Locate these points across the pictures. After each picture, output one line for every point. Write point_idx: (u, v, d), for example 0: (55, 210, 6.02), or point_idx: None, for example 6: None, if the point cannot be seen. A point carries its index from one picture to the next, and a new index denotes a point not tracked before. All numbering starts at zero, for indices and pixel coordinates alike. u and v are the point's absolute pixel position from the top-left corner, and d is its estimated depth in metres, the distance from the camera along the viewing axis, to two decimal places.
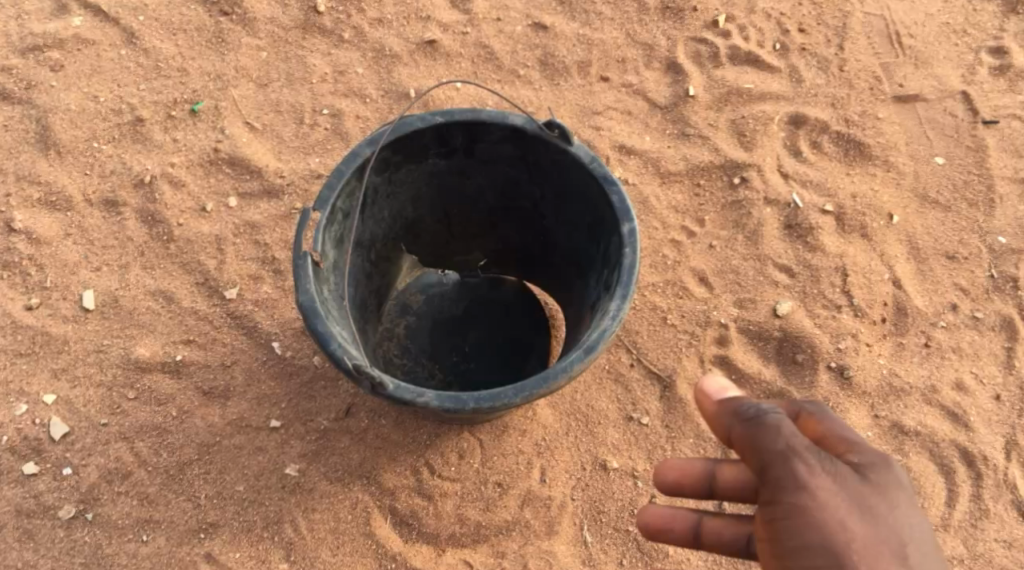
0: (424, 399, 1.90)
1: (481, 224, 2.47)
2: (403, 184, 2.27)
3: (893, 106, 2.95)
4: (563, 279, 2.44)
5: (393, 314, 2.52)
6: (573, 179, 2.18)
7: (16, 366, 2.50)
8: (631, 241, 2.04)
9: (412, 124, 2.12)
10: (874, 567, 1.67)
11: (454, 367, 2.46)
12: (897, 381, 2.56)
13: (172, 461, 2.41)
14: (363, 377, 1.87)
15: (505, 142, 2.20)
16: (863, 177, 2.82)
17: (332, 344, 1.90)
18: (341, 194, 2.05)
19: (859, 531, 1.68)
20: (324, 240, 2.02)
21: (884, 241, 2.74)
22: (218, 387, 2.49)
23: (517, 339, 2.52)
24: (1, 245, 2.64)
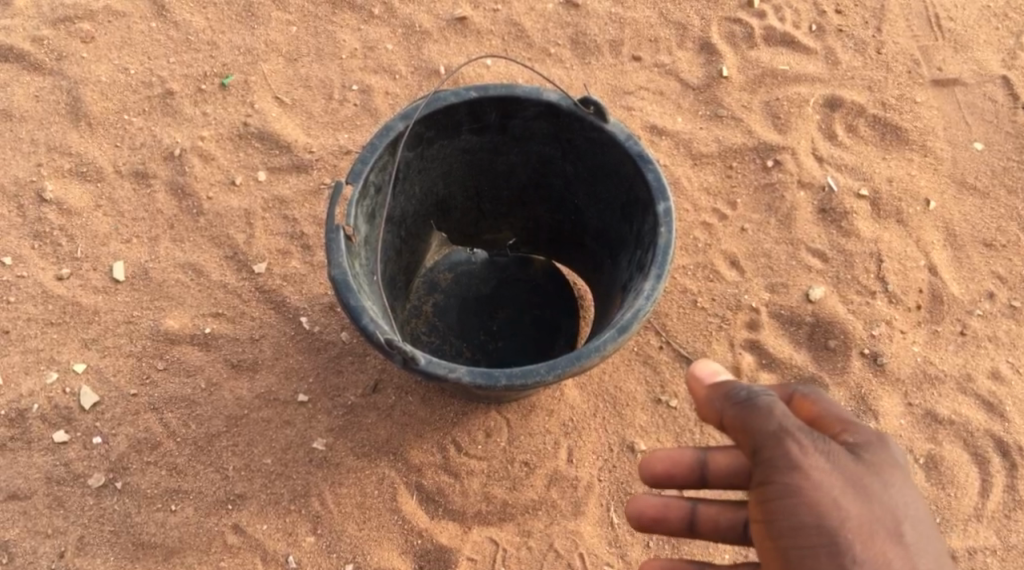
0: (456, 376, 1.88)
1: (511, 202, 2.45)
2: (434, 160, 2.25)
3: (931, 89, 2.89)
4: (594, 259, 2.42)
5: (420, 292, 2.50)
6: (607, 157, 2.16)
7: (47, 335, 2.51)
8: (666, 220, 2.01)
9: (446, 100, 2.10)
10: (868, 546, 1.59)
11: (482, 345, 2.44)
12: (931, 369, 2.53)
13: (200, 433, 2.42)
14: (396, 352, 1.85)
15: (540, 117, 2.18)
16: (899, 162, 2.78)
17: (365, 318, 1.88)
18: (373, 168, 2.03)
19: (854, 511, 1.60)
20: (357, 214, 2.01)
21: (919, 227, 2.70)
22: (246, 360, 2.49)
23: (546, 319, 2.50)
24: (33, 214, 2.64)
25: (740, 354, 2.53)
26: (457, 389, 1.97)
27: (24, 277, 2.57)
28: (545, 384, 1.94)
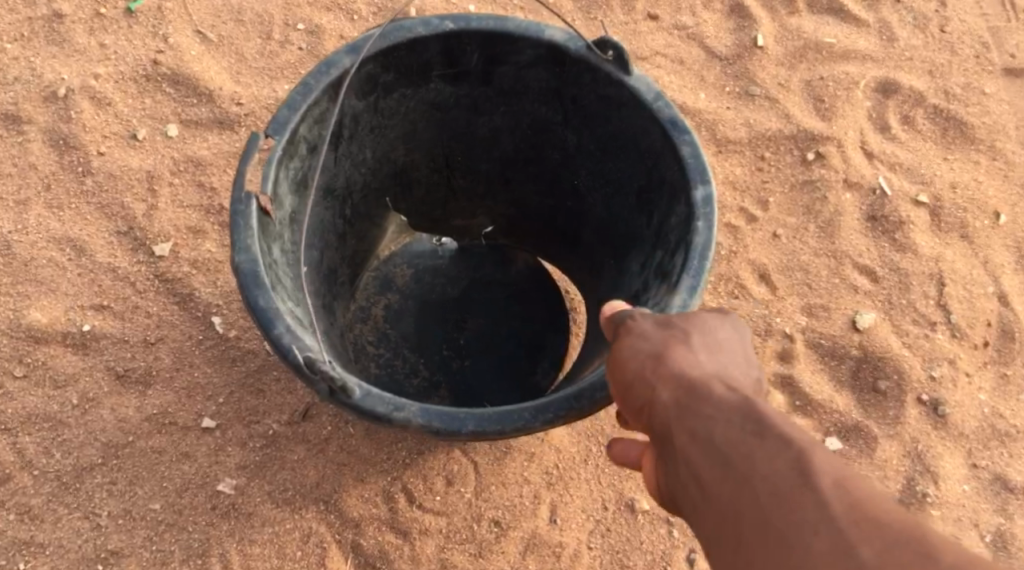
0: (409, 418, 1.28)
1: (489, 179, 1.88)
2: (391, 116, 1.68)
3: (1002, 79, 2.40)
4: (592, 259, 1.84)
5: (369, 292, 1.90)
6: (625, 124, 1.59)
7: None
8: (705, 212, 1.41)
9: (410, 30, 1.53)
10: (668, 352, 1.09)
11: (443, 364, 1.84)
12: (1001, 424, 2.05)
13: (67, 466, 1.82)
14: (318, 381, 1.25)
15: (539, 66, 1.62)
16: (963, 164, 2.28)
17: (273, 326, 1.28)
18: (305, 117, 1.45)
19: (660, 331, 1.13)
20: (281, 176, 1.42)
21: (987, 245, 2.21)
22: (135, 370, 1.90)
23: (526, 335, 1.89)
24: None
25: (769, 392, 2.00)
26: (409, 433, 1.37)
27: None
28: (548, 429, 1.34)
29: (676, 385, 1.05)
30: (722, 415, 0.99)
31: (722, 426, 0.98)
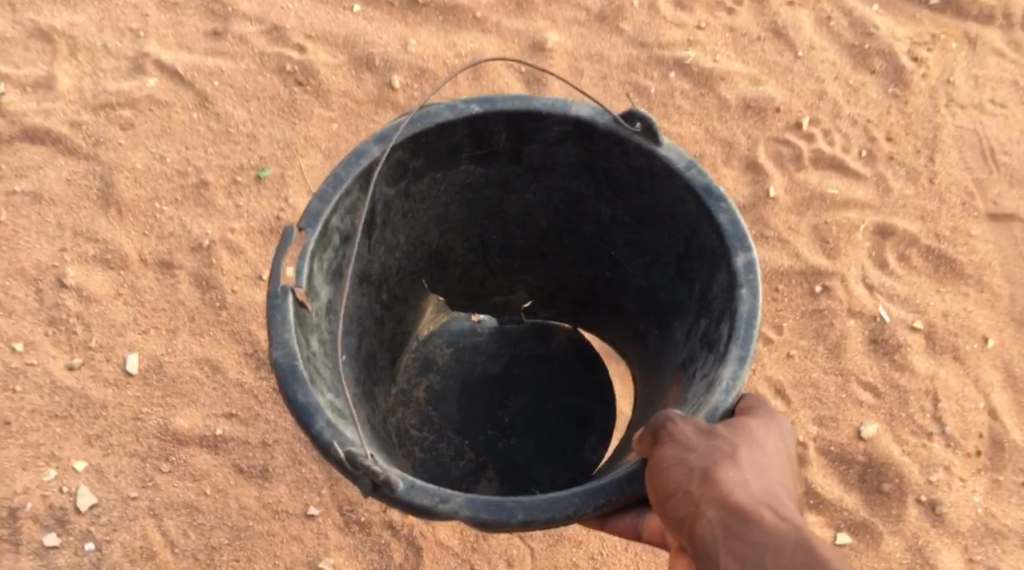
0: (452, 509, 1.46)
1: (525, 251, 2.13)
2: (423, 200, 1.93)
3: (987, 224, 2.72)
4: (635, 325, 2.07)
5: (411, 373, 2.12)
6: (659, 196, 1.81)
7: (50, 428, 2.38)
8: (747, 275, 1.63)
9: (441, 112, 1.74)
10: (721, 473, 1.43)
11: (490, 444, 2.04)
12: (992, 522, 2.37)
13: (200, 544, 2.29)
14: (360, 474, 1.46)
15: (565, 140, 1.83)
16: (954, 295, 2.63)
17: (317, 424, 1.50)
18: (336, 210, 1.67)
19: (711, 450, 1.45)
20: (315, 267, 1.65)
21: (977, 365, 2.55)
22: (256, 466, 2.36)
23: (570, 409, 2.09)
24: (50, 300, 2.54)
25: None
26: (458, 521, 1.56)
27: (33, 366, 2.45)
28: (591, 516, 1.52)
29: (721, 515, 1.39)
30: (772, 540, 1.34)
31: (775, 552, 1.33)
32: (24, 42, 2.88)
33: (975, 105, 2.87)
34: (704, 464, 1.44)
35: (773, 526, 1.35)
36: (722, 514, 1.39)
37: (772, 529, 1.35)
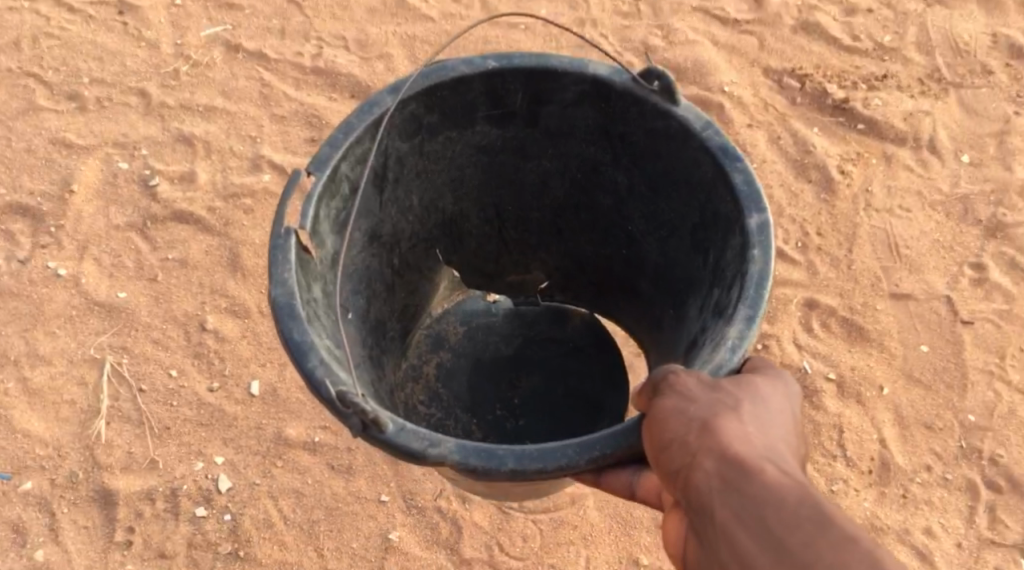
0: (441, 452, 1.84)
1: (548, 227, 2.79)
2: (438, 161, 2.56)
3: (889, 300, 3.58)
4: (653, 299, 2.66)
5: (423, 349, 2.80)
6: (673, 162, 2.36)
7: (198, 432, 3.37)
8: (763, 230, 2.07)
9: (454, 68, 2.32)
10: (722, 426, 1.66)
11: (495, 421, 2.65)
12: (877, 522, 3.19)
13: (304, 518, 3.22)
14: (350, 412, 1.83)
15: (581, 100, 2.42)
16: (861, 354, 3.48)
17: (312, 361, 1.92)
18: (343, 155, 2.19)
19: (713, 406, 1.71)
20: (322, 210, 2.17)
21: (875, 407, 3.40)
22: (343, 464, 3.31)
23: (575, 392, 2.71)
24: (196, 339, 3.55)
25: None
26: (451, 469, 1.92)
27: (185, 388, 3.46)
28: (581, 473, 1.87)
29: (717, 465, 1.60)
30: (773, 492, 1.51)
31: (775, 503, 1.49)
32: (172, 146, 3.97)
33: (887, 209, 3.77)
34: (702, 417, 1.69)
35: (767, 475, 1.54)
36: (722, 466, 1.59)
37: (765, 477, 1.54)
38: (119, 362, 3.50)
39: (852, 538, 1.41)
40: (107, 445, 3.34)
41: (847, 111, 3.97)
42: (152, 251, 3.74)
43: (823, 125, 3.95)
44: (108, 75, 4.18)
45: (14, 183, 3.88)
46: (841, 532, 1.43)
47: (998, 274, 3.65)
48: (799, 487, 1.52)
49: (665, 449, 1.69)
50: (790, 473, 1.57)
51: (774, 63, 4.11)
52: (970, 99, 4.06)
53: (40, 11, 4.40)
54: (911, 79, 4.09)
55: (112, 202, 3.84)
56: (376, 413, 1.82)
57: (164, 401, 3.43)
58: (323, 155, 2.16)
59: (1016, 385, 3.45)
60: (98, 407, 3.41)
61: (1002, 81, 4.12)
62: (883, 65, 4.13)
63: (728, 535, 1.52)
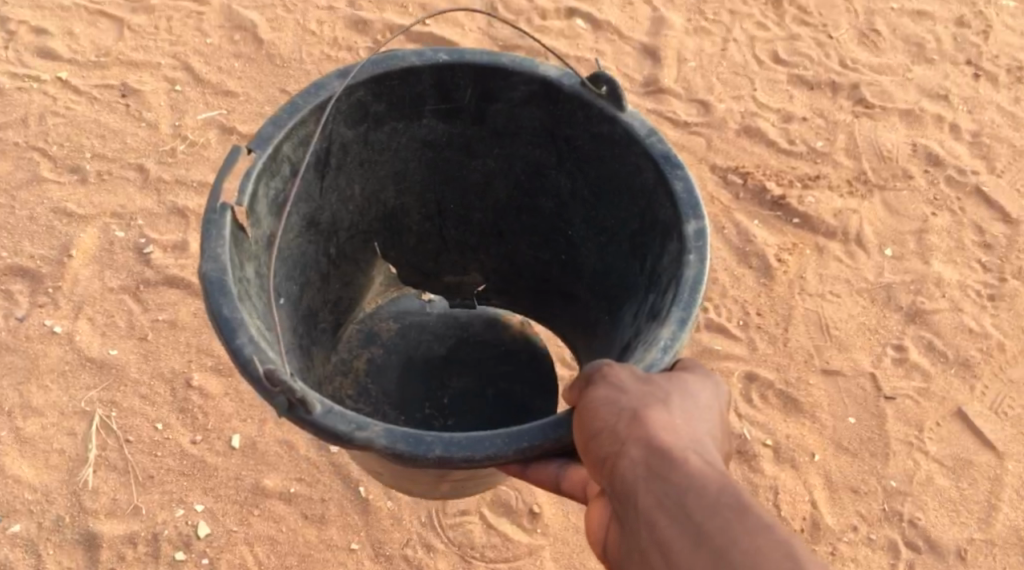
0: (367, 436, 2.08)
1: (490, 231, 3.12)
2: (383, 154, 2.87)
3: (820, 375, 3.94)
4: (587, 299, 2.99)
5: (354, 345, 3.08)
6: (609, 164, 2.69)
7: (180, 481, 3.59)
8: (700, 235, 2.36)
9: (406, 57, 2.61)
10: (652, 418, 1.93)
11: (423, 418, 2.90)
12: None
13: (278, 563, 3.45)
14: (278, 391, 2.05)
15: (528, 99, 2.71)
16: (795, 424, 3.81)
17: (241, 339, 2.11)
18: (283, 136, 2.43)
19: (644, 401, 1.98)
20: (260, 189, 2.41)
21: (807, 472, 3.70)
22: (316, 513, 3.55)
23: (502, 394, 2.97)
24: (181, 394, 3.77)
25: None
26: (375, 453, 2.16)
27: (170, 439, 3.68)
28: (502, 462, 2.13)
29: (644, 453, 1.87)
30: (694, 478, 1.78)
31: (696, 488, 1.76)
32: (166, 217, 4.28)
33: (819, 293, 4.17)
34: (634, 409, 1.96)
35: (690, 465, 1.81)
36: (648, 453, 1.86)
37: (687, 466, 1.81)
38: (107, 416, 3.71)
39: (764, 524, 1.68)
40: (92, 492, 3.54)
41: (784, 206, 4.41)
42: (143, 311, 3.99)
43: (762, 217, 4.38)
44: (109, 151, 4.52)
45: (16, 247, 4.16)
46: (753, 518, 1.70)
47: (917, 356, 4.03)
48: (717, 474, 1.80)
49: (597, 436, 1.96)
50: (710, 464, 1.84)
51: (720, 161, 4.55)
52: (893, 200, 4.53)
53: (48, 92, 4.75)
54: (841, 181, 4.56)
55: (108, 266, 4.11)
56: (303, 393, 2.04)
57: (148, 451, 3.64)
58: (266, 134, 2.41)
59: (932, 455, 3.79)
60: (85, 456, 3.61)
61: (921, 185, 4.60)
62: (816, 167, 4.60)
63: (651, 517, 1.79)
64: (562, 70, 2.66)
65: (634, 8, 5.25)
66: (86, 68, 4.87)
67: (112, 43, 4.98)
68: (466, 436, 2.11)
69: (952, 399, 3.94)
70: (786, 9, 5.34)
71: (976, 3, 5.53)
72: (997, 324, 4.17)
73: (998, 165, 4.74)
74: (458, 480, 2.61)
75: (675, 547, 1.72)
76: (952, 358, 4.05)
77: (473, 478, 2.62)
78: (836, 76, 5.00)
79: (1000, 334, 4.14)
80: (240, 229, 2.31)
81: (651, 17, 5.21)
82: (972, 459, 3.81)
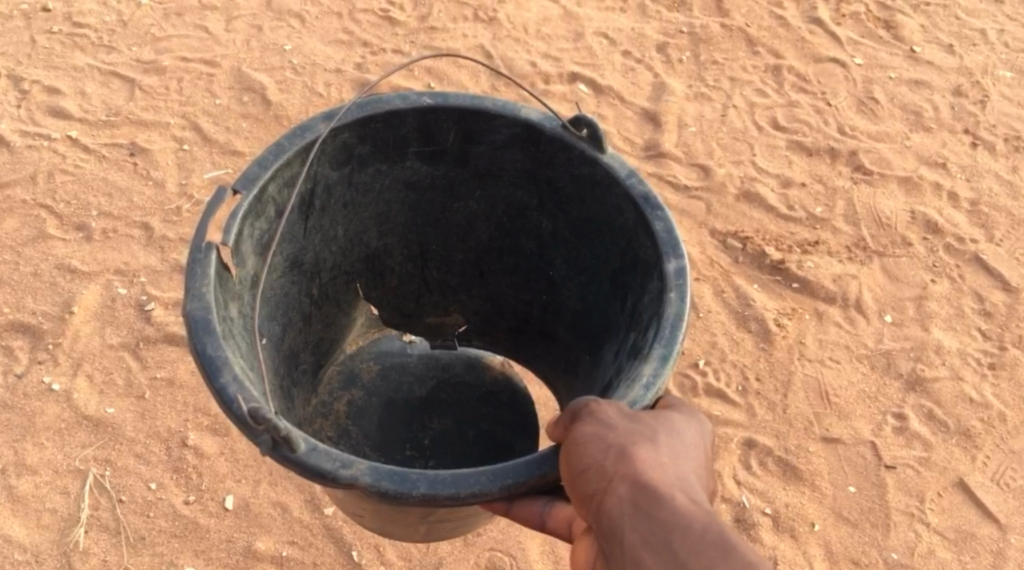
0: (352, 474, 2.07)
1: (471, 272, 3.13)
2: (366, 196, 2.88)
3: (820, 443, 3.91)
4: (570, 338, 3.00)
5: (334, 387, 3.09)
6: (593, 206, 2.70)
7: (172, 543, 3.56)
8: (680, 274, 2.37)
9: (390, 102, 2.63)
10: (639, 455, 1.96)
11: (405, 459, 2.92)
12: None
13: None
14: (262, 430, 2.03)
15: (512, 141, 2.72)
16: (795, 492, 3.76)
17: (225, 377, 2.12)
18: (267, 177, 2.45)
19: (631, 438, 2.00)
20: (246, 229, 2.43)
21: (806, 542, 3.65)
22: None
23: (486, 433, 3.00)
24: (176, 453, 3.76)
25: None
26: (359, 490, 2.15)
27: (162, 499, 3.65)
28: (487, 500, 2.13)
29: (630, 489, 1.90)
30: (681, 518, 1.82)
31: (683, 529, 1.80)
32: (169, 275, 4.31)
33: (819, 359, 4.15)
34: (621, 445, 1.98)
35: (676, 503, 1.85)
36: (636, 491, 1.89)
37: (673, 505, 1.85)
38: (101, 474, 3.70)
39: None
40: (84, 553, 3.52)
41: (784, 270, 4.42)
42: (142, 369, 3.99)
43: (762, 282, 4.38)
44: (115, 209, 4.57)
45: (19, 303, 4.18)
46: (737, 557, 1.74)
47: (918, 425, 4.00)
48: (703, 515, 1.83)
49: (584, 473, 1.98)
50: (696, 503, 1.88)
51: (719, 226, 4.57)
52: (892, 267, 4.53)
53: (57, 149, 4.82)
54: (840, 247, 4.57)
55: (109, 323, 4.12)
56: (288, 432, 2.02)
57: (141, 512, 3.62)
58: (251, 174, 2.43)
59: (934, 527, 3.74)
60: (78, 516, 3.59)
61: (920, 252, 4.60)
62: (815, 232, 4.62)
63: (637, 555, 1.83)
64: (544, 114, 2.67)
65: (636, 74, 5.33)
66: (96, 127, 4.94)
67: (123, 103, 5.07)
68: (449, 474, 2.11)
69: (953, 469, 3.89)
70: (785, 76, 5.41)
71: (973, 73, 5.59)
72: (997, 394, 4.14)
73: (996, 233, 4.75)
74: (440, 522, 2.59)
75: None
76: (952, 428, 4.01)
77: (455, 519, 2.60)
78: (835, 143, 5.04)
79: (1000, 404, 4.11)
80: (224, 268, 2.33)
81: (653, 83, 5.28)
82: (974, 532, 3.75)
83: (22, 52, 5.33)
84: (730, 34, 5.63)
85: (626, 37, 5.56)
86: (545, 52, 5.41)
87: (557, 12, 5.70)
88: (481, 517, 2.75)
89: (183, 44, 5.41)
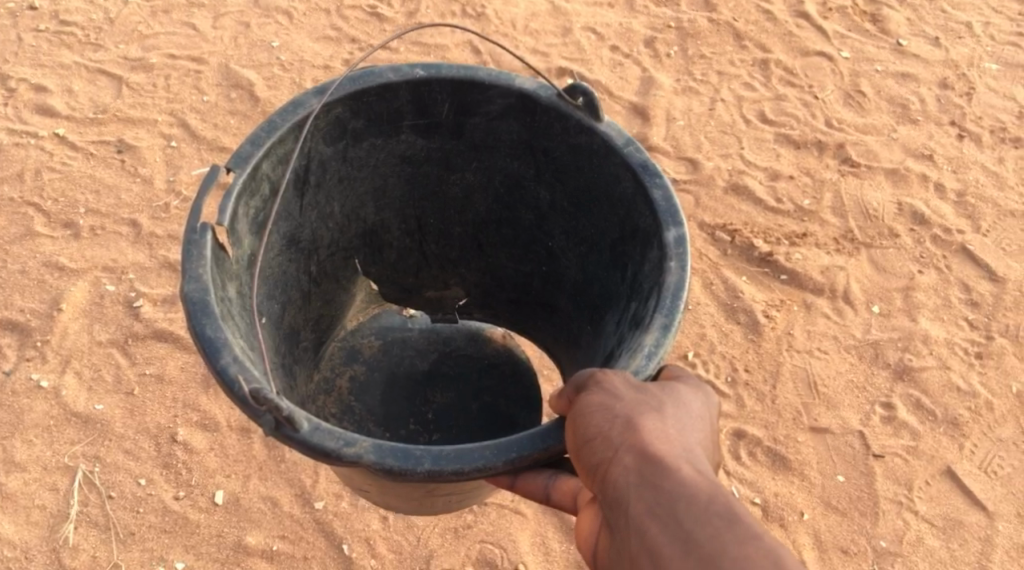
0: (356, 453, 2.08)
1: (470, 247, 3.13)
2: (362, 172, 2.88)
3: (809, 433, 3.92)
4: (570, 310, 3.01)
5: (336, 363, 3.09)
6: (591, 175, 2.70)
7: (162, 539, 3.56)
8: (680, 242, 2.39)
9: (384, 75, 2.63)
10: (645, 424, 1.96)
11: (412, 435, 2.91)
12: None
13: None
14: (264, 409, 2.05)
15: (506, 113, 2.74)
16: (784, 482, 3.78)
17: (226, 359, 2.12)
18: (260, 153, 2.45)
19: (637, 408, 2.01)
20: (240, 208, 2.43)
21: (795, 531, 3.67)
22: None
23: (491, 407, 3.00)
24: (165, 449, 3.75)
25: None
26: (364, 469, 2.16)
27: (152, 494, 3.65)
28: (492, 474, 2.13)
29: (636, 460, 1.90)
30: (687, 489, 1.82)
31: (687, 500, 1.80)
32: (157, 271, 4.29)
33: (807, 350, 4.17)
34: (627, 416, 1.99)
35: (682, 473, 1.85)
36: (640, 461, 1.90)
37: (679, 474, 1.85)
38: (90, 470, 3.69)
39: (753, 533, 1.73)
40: (73, 549, 3.52)
41: (772, 263, 4.44)
42: (131, 365, 3.98)
43: (750, 274, 4.40)
44: (103, 207, 4.56)
45: (7, 301, 4.17)
46: (741, 527, 1.74)
47: (906, 415, 4.02)
48: (708, 485, 1.83)
49: (590, 443, 1.99)
50: (702, 473, 1.88)
51: (708, 219, 4.59)
52: (879, 258, 4.55)
53: (45, 147, 4.81)
54: (827, 238, 4.59)
55: (97, 320, 4.11)
56: (290, 412, 2.03)
57: (131, 508, 3.61)
58: (244, 153, 2.44)
59: (922, 515, 3.76)
60: (67, 512, 3.59)
61: (907, 243, 4.62)
62: (803, 224, 4.63)
63: (642, 524, 1.83)
64: (538, 84, 2.68)
65: (624, 68, 5.34)
66: (83, 124, 4.93)
67: (110, 100, 5.05)
68: (454, 449, 2.11)
69: (941, 458, 3.91)
70: (772, 70, 5.43)
71: (959, 66, 5.61)
72: (985, 383, 4.16)
73: (983, 224, 4.77)
74: (444, 497, 2.60)
75: (664, 553, 1.77)
76: (940, 417, 4.03)
77: (459, 492, 2.60)
78: (822, 136, 5.06)
79: (987, 393, 4.13)
80: (220, 249, 2.33)
81: (641, 77, 5.29)
82: (962, 519, 3.77)
83: (9, 50, 5.31)
84: (717, 29, 5.64)
85: (614, 32, 5.57)
86: (533, 48, 5.41)
87: (545, 7, 5.71)
88: (487, 490, 2.76)
89: (171, 42, 5.40)
